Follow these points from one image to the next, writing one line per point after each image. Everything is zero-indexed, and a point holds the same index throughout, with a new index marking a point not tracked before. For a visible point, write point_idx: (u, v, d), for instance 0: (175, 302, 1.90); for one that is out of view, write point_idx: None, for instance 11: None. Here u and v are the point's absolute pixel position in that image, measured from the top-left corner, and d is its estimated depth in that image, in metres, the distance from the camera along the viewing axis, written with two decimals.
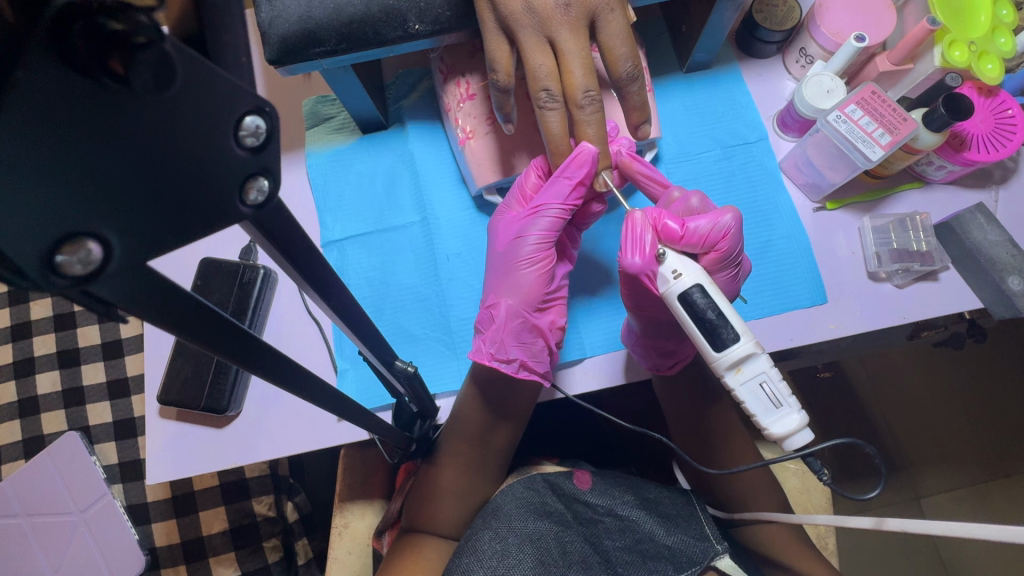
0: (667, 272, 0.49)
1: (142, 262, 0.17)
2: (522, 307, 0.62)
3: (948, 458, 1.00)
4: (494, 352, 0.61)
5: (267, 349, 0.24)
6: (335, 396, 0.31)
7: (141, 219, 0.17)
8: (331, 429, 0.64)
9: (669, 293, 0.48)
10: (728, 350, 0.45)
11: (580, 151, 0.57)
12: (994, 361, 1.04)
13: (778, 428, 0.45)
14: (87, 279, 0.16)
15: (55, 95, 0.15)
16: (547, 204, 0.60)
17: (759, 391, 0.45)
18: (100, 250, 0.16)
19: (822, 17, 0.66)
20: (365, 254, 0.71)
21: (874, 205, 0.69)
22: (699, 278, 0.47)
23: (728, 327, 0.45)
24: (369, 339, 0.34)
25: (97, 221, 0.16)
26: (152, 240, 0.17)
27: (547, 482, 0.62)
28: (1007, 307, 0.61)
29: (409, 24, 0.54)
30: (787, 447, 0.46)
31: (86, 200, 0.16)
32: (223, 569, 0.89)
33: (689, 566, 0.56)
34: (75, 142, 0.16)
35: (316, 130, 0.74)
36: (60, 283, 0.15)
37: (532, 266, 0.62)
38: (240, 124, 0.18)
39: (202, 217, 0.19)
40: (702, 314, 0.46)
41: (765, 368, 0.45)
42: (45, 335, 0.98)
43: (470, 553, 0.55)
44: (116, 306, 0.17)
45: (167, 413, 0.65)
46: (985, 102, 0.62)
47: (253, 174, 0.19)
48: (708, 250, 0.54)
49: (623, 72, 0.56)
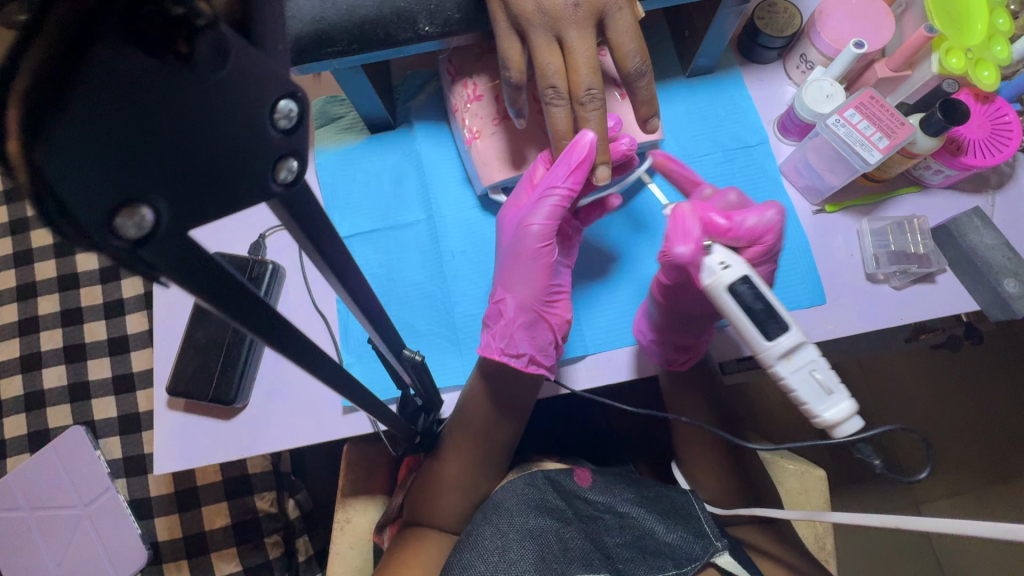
0: (715, 264, 0.48)
1: (183, 230, 0.18)
2: (530, 301, 0.63)
3: (950, 466, 1.01)
4: (503, 347, 0.62)
5: (287, 329, 0.25)
6: (349, 382, 0.33)
7: (185, 192, 0.18)
8: (336, 421, 0.65)
9: (716, 285, 0.47)
10: (778, 340, 0.45)
11: (580, 138, 0.58)
12: (992, 367, 1.05)
13: (832, 414, 0.44)
14: (138, 242, 0.17)
15: (125, 72, 0.15)
16: (549, 194, 0.62)
17: (810, 379, 0.45)
18: (151, 216, 0.17)
19: (821, 25, 0.67)
20: (373, 251, 0.72)
21: (874, 208, 0.70)
22: (746, 272, 0.47)
23: (777, 317, 0.45)
24: (381, 329, 0.36)
25: (149, 189, 0.17)
26: (192, 210, 0.19)
27: (548, 478, 0.63)
28: (1003, 309, 0.63)
29: (420, 25, 0.55)
30: (837, 435, 0.45)
31: (138, 169, 0.16)
32: (224, 564, 0.90)
33: (688, 563, 0.57)
34: (138, 117, 0.16)
35: (326, 129, 0.76)
36: (116, 244, 0.16)
37: (537, 259, 0.63)
38: (274, 107, 0.20)
39: (236, 190, 0.20)
40: (750, 305, 0.46)
41: (815, 357, 0.45)
42: (52, 330, 1.00)
43: (472, 548, 0.56)
44: (159, 270, 0.18)
45: (176, 404, 0.66)
46: (982, 108, 0.64)
47: (284, 155, 0.21)
48: (754, 243, 0.58)
49: (631, 68, 0.57)
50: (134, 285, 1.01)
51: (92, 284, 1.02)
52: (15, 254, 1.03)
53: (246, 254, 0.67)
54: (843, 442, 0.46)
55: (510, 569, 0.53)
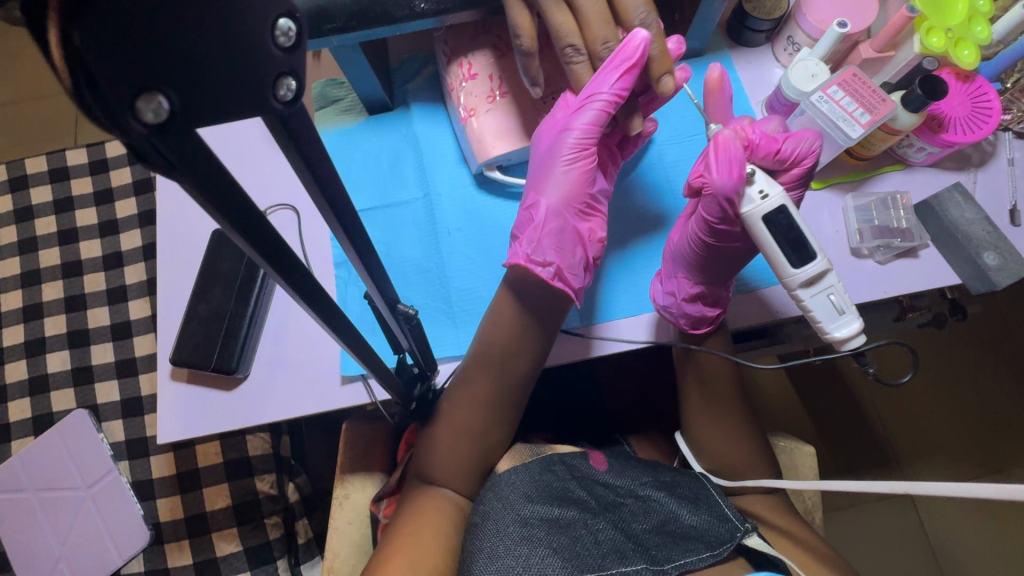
0: (755, 193, 0.56)
1: (195, 128, 0.19)
2: (563, 206, 0.65)
3: (938, 449, 1.04)
4: (531, 253, 0.64)
5: (290, 258, 0.26)
6: (345, 328, 0.34)
7: (198, 91, 0.19)
8: (335, 392, 0.67)
9: (753, 215, 0.56)
10: (806, 266, 0.54)
11: (632, 39, 0.59)
12: (975, 351, 1.08)
13: (841, 331, 0.54)
14: (155, 130, 0.18)
15: None
16: (596, 96, 0.62)
17: (827, 300, 0.55)
18: (167, 105, 0.18)
19: (808, 6, 0.69)
20: (371, 229, 0.74)
21: (858, 185, 0.72)
22: (782, 201, 0.55)
23: (807, 245, 0.54)
24: (376, 278, 0.37)
25: (165, 79, 0.18)
26: (204, 109, 0.19)
27: (565, 463, 0.65)
28: (983, 281, 0.65)
29: (415, 3, 0.58)
30: (842, 348, 0.55)
31: (153, 58, 0.17)
32: (225, 544, 0.92)
33: (720, 544, 0.57)
34: (158, 5, 0.17)
35: (326, 111, 0.78)
36: (136, 127, 0.17)
37: (573, 165, 0.65)
38: (276, 25, 0.20)
39: (243, 98, 0.20)
40: (784, 235, 0.55)
41: (833, 282, 0.54)
42: (56, 316, 1.02)
43: (497, 536, 0.55)
44: (173, 166, 0.19)
45: (178, 375, 0.68)
46: (963, 87, 0.66)
47: (282, 73, 0.21)
48: (793, 167, 0.62)
49: (636, 21, 0.60)
50: (136, 271, 1.03)
51: (95, 271, 1.04)
52: (19, 242, 1.05)
53: None
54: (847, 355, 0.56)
55: (541, 562, 0.53)
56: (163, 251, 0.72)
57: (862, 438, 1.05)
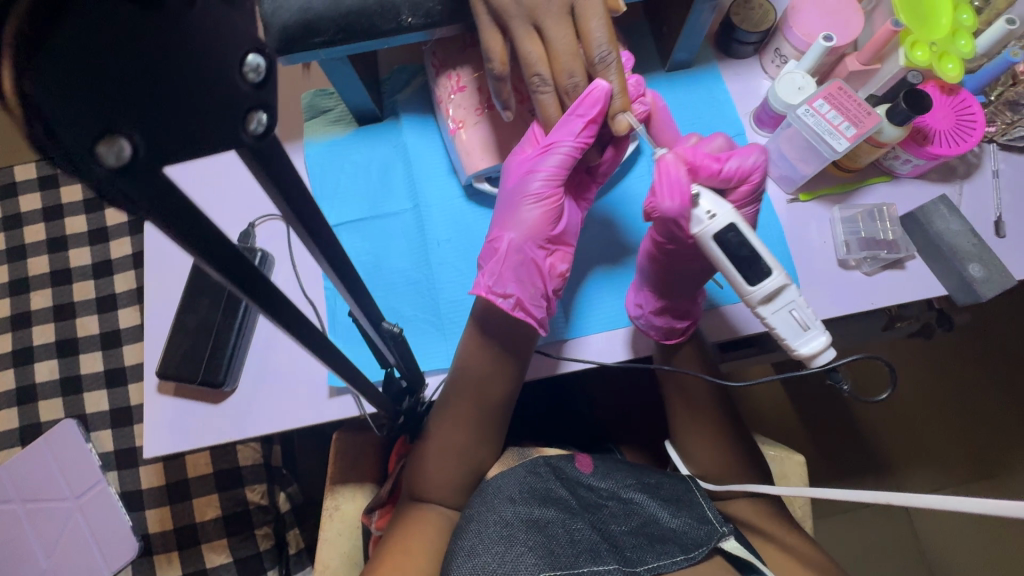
0: (702, 214, 0.53)
1: (160, 168, 0.19)
2: (525, 241, 0.64)
3: (929, 455, 1.04)
4: (492, 285, 0.63)
5: (265, 284, 0.26)
6: (328, 349, 0.34)
7: (162, 132, 0.19)
8: (324, 405, 0.66)
9: (704, 234, 0.53)
10: (762, 284, 0.51)
11: (594, 88, 0.59)
12: (965, 358, 1.09)
13: (806, 348, 0.52)
14: (118, 173, 0.18)
15: (108, 9, 0.16)
16: (560, 141, 0.62)
17: (788, 317, 0.53)
18: (129, 148, 0.18)
19: (793, 19, 0.70)
20: (360, 240, 0.74)
21: (845, 197, 0.73)
22: (731, 218, 0.53)
23: (762, 261, 0.51)
24: (359, 298, 0.37)
25: (128, 122, 0.18)
26: (169, 149, 0.19)
27: (550, 465, 0.64)
28: (968, 293, 0.65)
29: (403, 16, 0.57)
30: (813, 364, 0.53)
31: (116, 99, 0.17)
32: (215, 555, 0.91)
33: (694, 547, 0.58)
34: (117, 51, 0.17)
35: (315, 122, 0.78)
36: (99, 172, 0.17)
37: (537, 204, 0.65)
38: (244, 61, 0.21)
39: (207, 134, 0.20)
40: (736, 252, 0.52)
41: (794, 298, 0.52)
42: (45, 324, 1.01)
43: (476, 537, 0.56)
44: (139, 207, 0.19)
45: (166, 388, 0.67)
46: (947, 100, 0.66)
47: (253, 108, 0.22)
48: (741, 184, 0.61)
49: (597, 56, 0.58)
50: (126, 280, 1.02)
51: (84, 279, 1.03)
52: (8, 250, 1.04)
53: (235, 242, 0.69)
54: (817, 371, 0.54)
55: (517, 561, 0.54)
56: (148, 263, 0.71)
57: (853, 445, 1.05)
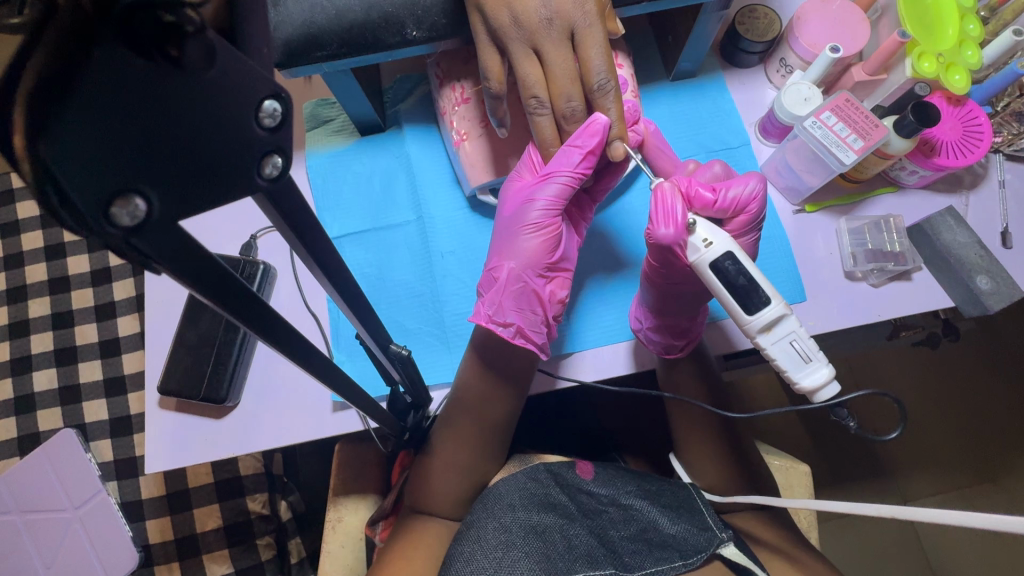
0: (698, 242, 0.53)
1: (175, 221, 0.20)
2: (525, 270, 0.64)
3: (932, 461, 1.04)
4: (492, 314, 0.62)
5: (275, 318, 0.26)
6: (337, 376, 0.34)
7: (177, 185, 0.19)
8: (327, 420, 0.66)
9: (701, 262, 0.53)
10: (760, 313, 0.50)
11: (593, 121, 0.59)
12: (970, 363, 1.08)
13: (809, 381, 0.50)
14: (132, 231, 0.18)
15: (119, 73, 0.16)
16: (558, 171, 0.62)
17: (789, 348, 0.50)
18: (143, 205, 0.18)
19: (800, 29, 0.69)
20: (363, 252, 0.73)
21: (851, 208, 0.72)
22: (728, 247, 0.52)
23: (759, 290, 0.50)
24: (368, 323, 0.36)
25: (142, 180, 0.18)
26: (183, 201, 0.20)
27: (551, 471, 0.64)
28: (975, 305, 0.65)
29: (407, 30, 0.57)
30: (817, 399, 0.50)
31: (129, 159, 0.18)
32: (216, 566, 0.91)
33: (694, 554, 0.56)
34: (131, 113, 0.17)
35: (316, 132, 0.77)
36: (111, 230, 0.18)
37: (536, 233, 0.64)
38: (260, 107, 0.21)
39: (223, 184, 0.21)
40: (733, 280, 0.51)
41: (794, 328, 0.50)
42: (43, 333, 1.00)
43: (474, 540, 0.56)
44: (152, 258, 0.19)
45: (167, 404, 0.66)
46: (954, 111, 0.66)
47: (268, 152, 0.22)
48: (738, 213, 0.60)
49: (596, 83, 0.58)
50: (125, 287, 1.01)
51: (83, 287, 1.02)
52: (6, 257, 1.03)
53: (236, 255, 0.68)
54: (823, 406, 0.51)
55: (513, 565, 0.53)
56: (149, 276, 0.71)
57: (856, 452, 1.05)
